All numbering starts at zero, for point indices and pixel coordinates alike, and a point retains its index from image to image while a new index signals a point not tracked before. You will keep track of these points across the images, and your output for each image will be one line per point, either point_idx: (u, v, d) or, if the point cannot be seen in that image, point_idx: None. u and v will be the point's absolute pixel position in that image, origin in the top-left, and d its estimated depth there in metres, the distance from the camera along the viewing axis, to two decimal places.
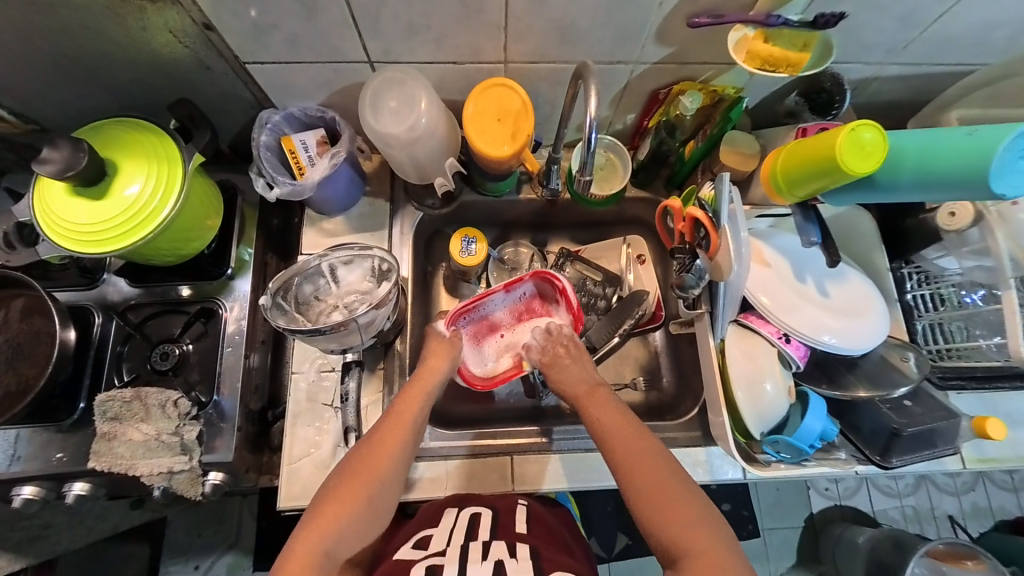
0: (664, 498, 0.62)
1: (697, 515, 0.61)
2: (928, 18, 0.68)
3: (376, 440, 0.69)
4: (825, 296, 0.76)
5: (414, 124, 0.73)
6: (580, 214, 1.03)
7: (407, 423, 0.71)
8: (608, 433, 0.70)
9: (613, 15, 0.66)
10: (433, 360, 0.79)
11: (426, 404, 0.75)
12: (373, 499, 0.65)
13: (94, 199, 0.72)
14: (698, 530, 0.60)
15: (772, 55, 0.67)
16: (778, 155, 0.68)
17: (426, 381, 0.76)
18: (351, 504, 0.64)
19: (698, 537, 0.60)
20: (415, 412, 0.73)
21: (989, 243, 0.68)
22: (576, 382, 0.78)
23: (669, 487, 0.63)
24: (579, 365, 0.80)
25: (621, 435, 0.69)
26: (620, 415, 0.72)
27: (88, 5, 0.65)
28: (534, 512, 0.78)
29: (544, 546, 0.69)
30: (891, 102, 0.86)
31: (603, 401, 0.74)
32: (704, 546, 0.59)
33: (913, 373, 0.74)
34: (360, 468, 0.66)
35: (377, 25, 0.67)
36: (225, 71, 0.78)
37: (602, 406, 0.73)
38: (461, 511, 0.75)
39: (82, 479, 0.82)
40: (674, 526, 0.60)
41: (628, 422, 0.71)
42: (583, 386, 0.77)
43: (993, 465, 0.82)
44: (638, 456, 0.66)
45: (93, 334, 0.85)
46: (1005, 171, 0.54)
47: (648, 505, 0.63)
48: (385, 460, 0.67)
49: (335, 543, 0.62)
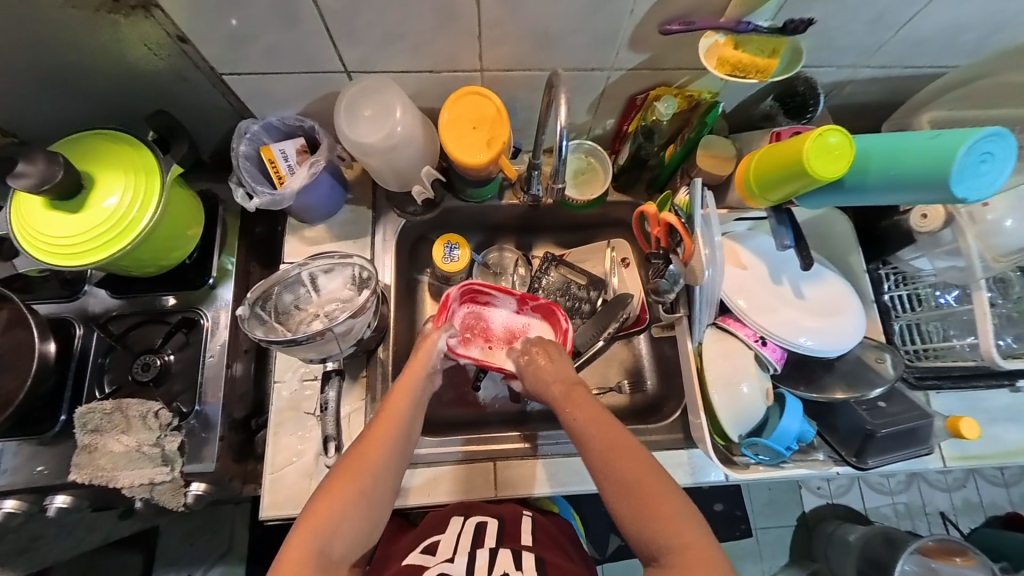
0: (644, 496, 0.62)
1: (679, 509, 0.61)
2: (897, 21, 0.69)
3: (370, 434, 0.68)
4: (802, 297, 0.76)
5: (390, 132, 0.73)
6: (563, 217, 1.01)
7: (396, 418, 0.70)
8: (583, 433, 0.69)
9: (586, 21, 0.66)
10: (420, 354, 0.78)
11: (417, 397, 0.74)
12: (369, 495, 0.63)
13: (72, 211, 0.72)
14: (681, 525, 0.59)
15: (741, 61, 0.67)
16: (751, 159, 0.68)
17: (415, 375, 0.75)
18: (348, 501, 0.62)
19: (682, 533, 0.59)
20: (407, 405, 0.71)
21: (961, 243, 0.68)
22: (550, 385, 0.77)
23: (650, 483, 0.62)
24: (559, 365, 0.79)
25: (598, 433, 0.68)
26: (596, 413, 0.70)
27: (62, 20, 0.66)
28: (538, 523, 0.78)
29: (550, 553, 0.69)
30: (867, 104, 0.87)
31: (578, 400, 0.73)
32: (688, 541, 0.58)
33: (889, 373, 0.75)
34: (354, 464, 0.65)
35: (351, 35, 0.67)
36: (203, 82, 0.79)
37: (579, 406, 0.72)
38: (467, 518, 0.74)
39: (65, 491, 0.80)
40: (657, 523, 0.60)
41: (605, 419, 0.69)
42: (561, 387, 0.76)
43: (975, 463, 0.82)
44: (618, 453, 0.65)
45: (73, 346, 0.85)
46: (967, 174, 0.55)
47: (627, 503, 0.62)
48: (377, 455, 0.66)
49: (330, 539, 0.59)
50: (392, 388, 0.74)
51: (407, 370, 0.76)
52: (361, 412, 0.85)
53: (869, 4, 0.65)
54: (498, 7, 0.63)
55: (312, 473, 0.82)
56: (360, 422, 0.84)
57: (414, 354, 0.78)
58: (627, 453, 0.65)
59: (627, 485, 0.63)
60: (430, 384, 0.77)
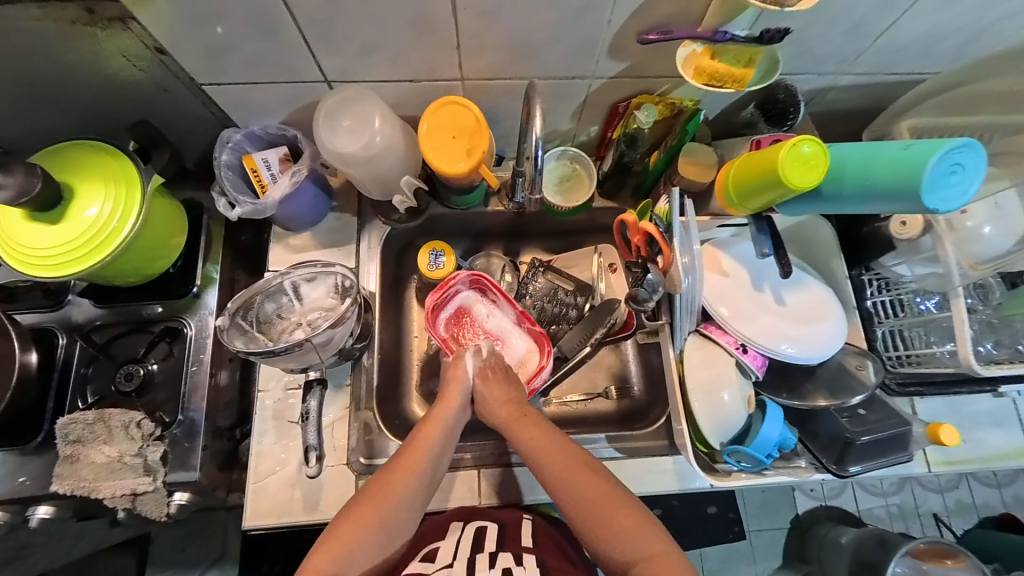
0: (603, 513, 0.64)
1: (638, 521, 0.63)
2: (875, 30, 0.69)
3: (397, 466, 0.68)
4: (783, 304, 0.77)
5: (369, 142, 0.74)
6: (550, 224, 1.01)
7: (426, 450, 0.70)
8: (534, 455, 0.70)
9: (564, 31, 0.66)
10: (451, 388, 0.78)
11: (449, 433, 0.74)
12: (389, 524, 0.65)
13: (52, 222, 0.72)
14: (642, 538, 0.61)
15: (718, 71, 0.68)
16: (730, 168, 0.68)
17: (447, 411, 0.75)
18: (369, 528, 0.63)
19: (650, 542, 0.61)
20: (438, 441, 0.72)
21: (939, 251, 0.68)
22: (497, 407, 0.77)
23: (606, 499, 0.65)
24: (504, 387, 0.79)
25: (549, 456, 0.69)
26: (546, 435, 0.72)
27: (40, 32, 0.66)
28: (539, 526, 0.77)
29: (549, 556, 0.69)
30: (849, 109, 0.87)
31: (525, 423, 0.74)
32: (649, 552, 0.60)
33: (870, 380, 0.75)
34: (379, 491, 0.66)
35: (330, 44, 0.67)
36: (184, 92, 0.79)
37: (530, 427, 0.73)
38: (467, 524, 0.74)
39: (47, 501, 0.80)
40: (618, 537, 0.62)
41: (557, 441, 0.71)
42: (510, 408, 0.76)
43: (959, 467, 0.83)
44: (573, 474, 0.67)
45: (56, 356, 0.84)
46: (937, 185, 0.55)
47: (587, 522, 0.64)
48: (402, 486, 0.67)
49: (347, 566, 0.61)
50: (422, 420, 0.74)
51: (439, 405, 0.76)
52: (344, 421, 0.85)
53: (845, 13, 0.65)
54: (475, 18, 0.64)
55: (296, 482, 0.81)
56: (343, 431, 0.84)
57: (447, 384, 0.79)
58: (581, 471, 0.67)
59: (585, 503, 0.65)
60: (461, 418, 0.77)
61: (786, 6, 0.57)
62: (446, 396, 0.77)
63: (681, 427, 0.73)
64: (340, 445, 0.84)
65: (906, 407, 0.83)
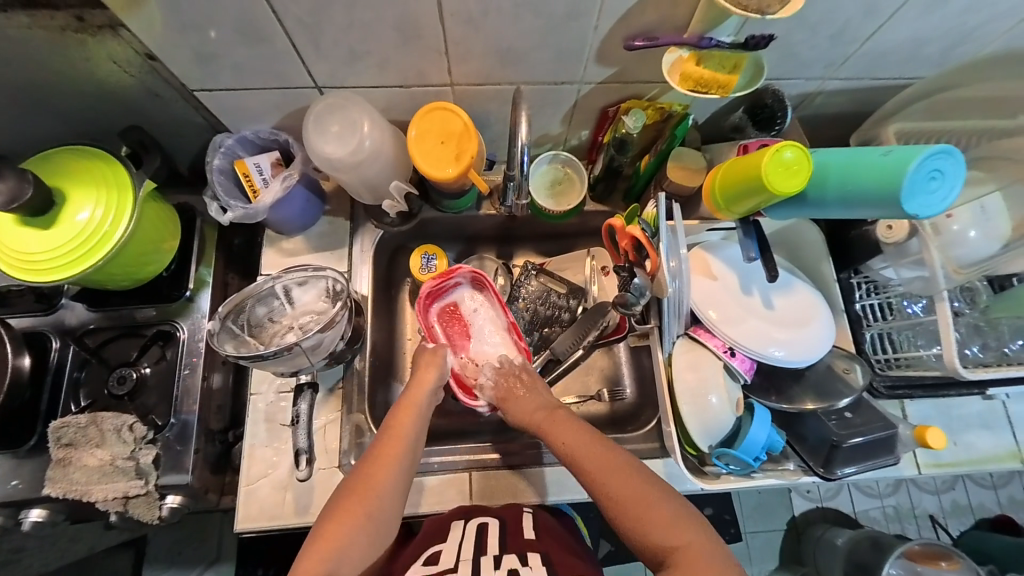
0: (636, 503, 0.63)
1: (670, 510, 0.62)
2: (860, 35, 0.69)
3: (377, 456, 0.69)
4: (771, 308, 0.77)
5: (358, 146, 0.75)
6: (541, 226, 1.01)
7: (404, 436, 0.71)
8: (567, 452, 0.71)
9: (550, 37, 0.67)
10: (422, 375, 0.80)
11: (423, 418, 0.75)
12: (375, 515, 0.65)
13: (44, 227, 0.72)
14: (675, 527, 0.61)
15: (703, 77, 0.68)
16: (717, 172, 0.69)
17: (419, 396, 0.77)
18: (355, 519, 0.63)
19: (678, 533, 0.60)
20: (413, 426, 0.73)
21: (925, 254, 0.69)
22: (532, 409, 0.79)
23: (638, 488, 0.65)
24: (534, 396, 0.82)
25: (582, 452, 0.70)
26: (578, 432, 0.73)
27: (34, 39, 0.68)
28: (539, 520, 0.75)
29: (556, 552, 0.68)
30: (837, 113, 0.88)
31: (559, 422, 0.75)
32: (685, 541, 0.60)
33: (858, 383, 0.76)
34: (361, 483, 0.66)
35: (318, 51, 0.67)
36: (175, 97, 0.80)
37: (563, 428, 0.74)
38: (468, 522, 0.73)
39: (39, 505, 0.81)
40: (653, 526, 0.61)
41: (588, 438, 0.72)
42: (542, 413, 0.78)
43: (947, 470, 0.83)
44: (604, 467, 0.67)
45: (49, 359, 0.84)
46: (917, 191, 0.56)
47: (620, 512, 0.64)
48: (385, 474, 0.67)
49: (341, 561, 0.60)
50: (396, 408, 0.76)
51: (411, 392, 0.78)
52: (336, 424, 0.85)
53: (829, 18, 0.66)
54: (462, 24, 0.64)
55: (287, 485, 0.82)
56: (335, 434, 0.84)
57: (419, 368, 0.81)
58: (612, 463, 0.68)
59: (617, 494, 0.65)
60: (435, 400, 0.78)
61: (767, 14, 0.57)
62: (418, 382, 0.79)
63: (670, 429, 0.74)
64: (331, 447, 0.84)
65: (896, 410, 0.84)
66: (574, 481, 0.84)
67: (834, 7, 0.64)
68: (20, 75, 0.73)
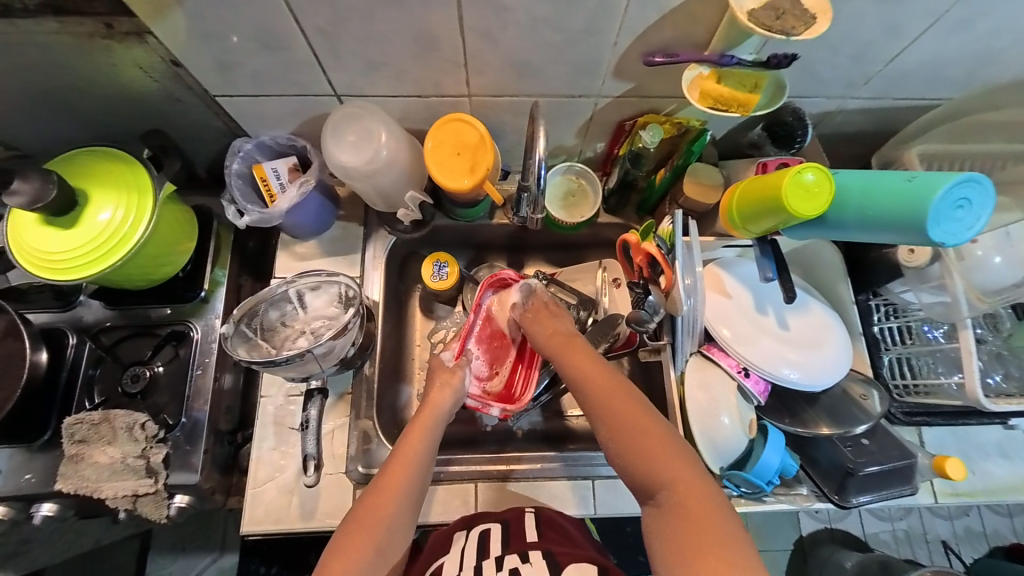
0: (641, 438, 0.63)
1: (673, 450, 0.62)
2: (882, 56, 0.69)
3: (384, 485, 0.67)
4: (785, 328, 0.76)
5: (374, 155, 0.75)
6: (552, 237, 1.00)
7: (410, 460, 0.69)
8: (583, 386, 0.71)
9: (568, 53, 0.67)
10: (434, 395, 0.79)
11: (432, 441, 0.73)
12: (385, 547, 0.64)
13: (65, 227, 0.73)
14: (674, 465, 0.60)
15: (722, 95, 0.67)
16: (734, 190, 0.68)
17: (427, 421, 0.74)
18: (362, 553, 0.62)
19: (679, 470, 0.60)
20: (421, 449, 0.71)
21: (946, 279, 0.68)
22: (549, 340, 0.79)
23: (647, 427, 0.64)
24: (555, 321, 0.82)
25: (594, 381, 0.70)
26: (594, 366, 0.72)
27: (63, 43, 0.69)
28: (544, 516, 0.74)
29: (556, 544, 0.67)
30: (856, 132, 0.87)
31: (574, 354, 0.75)
32: (682, 481, 0.59)
33: (876, 410, 0.74)
34: (367, 515, 0.65)
35: (337, 60, 0.68)
36: (195, 102, 0.82)
37: (579, 356, 0.74)
38: (470, 532, 0.72)
39: (50, 500, 0.82)
40: (652, 462, 0.61)
41: (605, 371, 0.71)
42: (562, 340, 0.78)
43: (964, 499, 0.80)
44: (615, 401, 0.67)
45: (65, 356, 0.85)
46: (943, 218, 0.55)
47: (624, 447, 0.64)
48: (390, 506, 0.65)
49: None
50: (405, 431, 0.73)
51: (422, 415, 0.76)
52: (343, 429, 0.85)
53: (850, 38, 0.65)
54: (480, 37, 0.64)
55: (293, 489, 0.82)
56: (343, 439, 0.85)
57: (432, 393, 0.79)
58: (624, 399, 0.67)
59: (622, 429, 0.65)
60: (445, 426, 0.76)
61: (792, 35, 0.56)
62: (429, 403, 0.77)
63: None
64: (338, 453, 0.84)
65: (912, 437, 0.81)
66: (578, 495, 0.84)
67: (855, 27, 0.63)
68: (49, 78, 0.75)
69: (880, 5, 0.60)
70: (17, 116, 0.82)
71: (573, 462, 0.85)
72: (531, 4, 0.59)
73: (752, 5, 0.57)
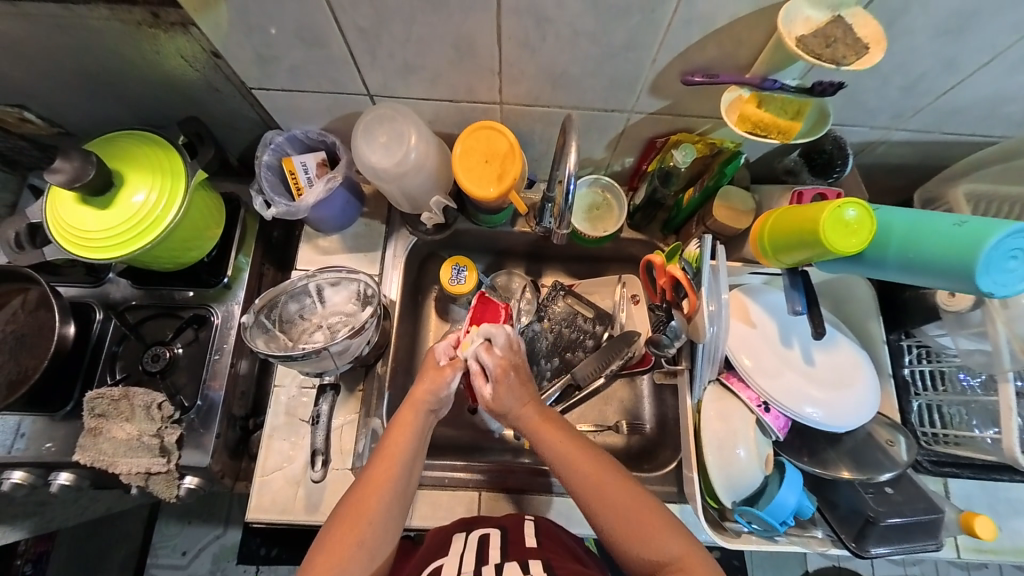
0: (635, 518, 0.61)
1: (666, 525, 0.60)
2: (935, 89, 0.66)
3: (368, 482, 0.65)
4: (811, 364, 0.73)
5: (404, 158, 0.75)
6: (573, 249, 0.99)
7: (394, 457, 0.67)
8: (562, 463, 0.66)
9: (605, 66, 0.66)
10: (419, 389, 0.73)
11: (420, 434, 0.70)
12: (368, 543, 0.62)
13: (101, 207, 0.75)
14: (671, 538, 0.59)
15: (763, 120, 0.65)
16: (767, 218, 0.66)
17: (410, 414, 0.71)
18: (351, 551, 0.61)
19: (675, 543, 0.59)
20: (408, 444, 0.68)
21: (989, 327, 0.65)
22: (524, 411, 0.71)
23: (635, 504, 0.62)
24: (517, 386, 0.72)
25: (573, 459, 0.66)
26: (574, 445, 0.67)
27: (112, 31, 0.71)
28: (542, 526, 0.73)
29: (557, 556, 0.64)
30: (898, 165, 0.83)
31: (549, 429, 0.69)
32: (682, 553, 0.58)
33: (903, 458, 0.72)
34: (355, 513, 0.63)
35: (374, 61, 0.68)
36: (233, 93, 0.84)
37: (554, 432, 0.68)
38: (469, 535, 0.70)
39: (67, 470, 0.84)
40: (649, 544, 0.59)
41: (579, 446, 0.67)
42: (534, 413, 0.71)
43: (989, 557, 0.76)
44: (601, 483, 0.64)
45: (92, 331, 0.87)
46: (994, 267, 0.52)
47: (620, 534, 0.61)
48: (376, 500, 0.64)
49: None
50: (392, 424, 0.71)
51: (403, 410, 0.72)
52: (352, 426, 0.86)
53: (903, 69, 0.62)
54: (519, 46, 0.64)
55: (299, 481, 0.83)
56: (351, 434, 0.85)
57: (420, 380, 0.74)
58: (606, 471, 0.64)
59: (614, 516, 0.62)
60: (431, 422, 0.72)
61: (841, 65, 0.54)
62: (411, 400, 0.72)
63: (692, 475, 0.71)
64: (345, 449, 0.85)
65: (937, 486, 0.78)
66: (583, 514, 0.83)
67: (910, 57, 0.61)
68: (97, 62, 0.77)
69: (934, 37, 0.58)
70: (66, 95, 0.85)
71: None
72: (574, 17, 0.58)
73: (801, 31, 0.55)
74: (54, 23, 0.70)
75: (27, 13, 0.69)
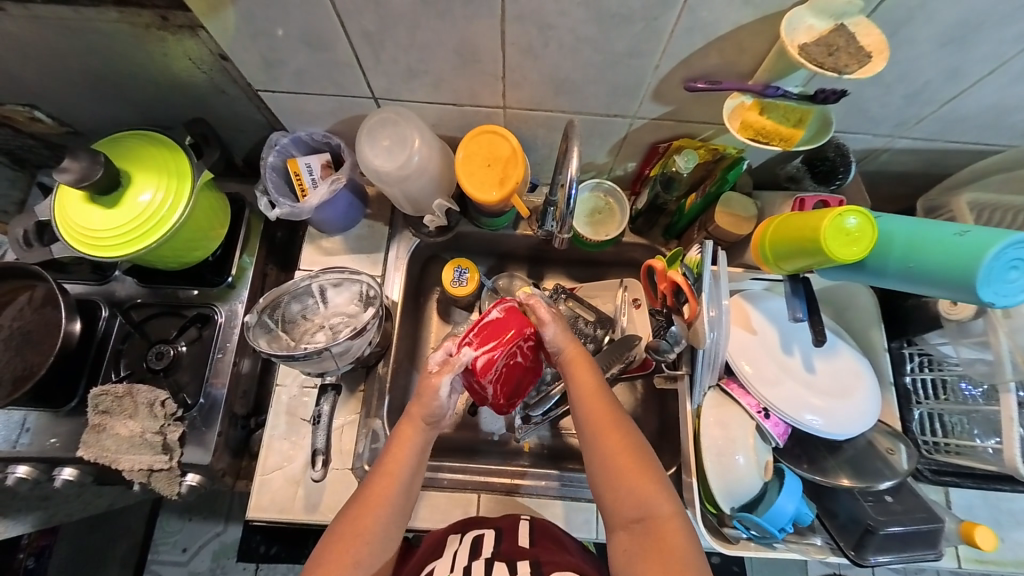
0: (629, 471, 0.61)
1: (657, 488, 0.60)
2: (939, 98, 0.66)
3: (366, 500, 0.64)
4: (812, 371, 0.73)
5: (406, 161, 0.75)
6: (574, 253, 0.99)
7: (396, 476, 0.66)
8: (577, 398, 0.68)
9: (607, 72, 0.66)
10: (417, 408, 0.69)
11: (414, 469, 0.68)
12: (363, 562, 0.62)
13: (108, 206, 0.76)
14: (659, 497, 0.60)
15: (764, 127, 0.65)
16: (767, 225, 0.66)
17: (412, 432, 0.68)
18: (346, 569, 0.61)
19: (659, 504, 0.59)
20: (403, 479, 0.66)
21: (990, 337, 0.65)
22: (564, 343, 0.72)
23: (634, 459, 0.62)
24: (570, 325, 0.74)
25: (593, 401, 0.66)
26: (597, 389, 0.67)
27: (119, 33, 0.72)
28: (538, 524, 0.74)
29: (546, 553, 0.65)
30: (901, 173, 0.83)
31: (581, 365, 0.70)
32: (664, 515, 0.58)
33: (902, 467, 0.72)
34: (349, 531, 0.63)
35: (379, 65, 0.69)
36: (239, 95, 0.85)
37: (584, 371, 0.69)
38: (463, 536, 0.71)
39: (71, 464, 0.84)
40: (638, 494, 0.60)
41: (601, 390, 0.67)
42: (572, 349, 0.72)
43: (990, 568, 0.76)
44: (609, 424, 0.64)
45: (97, 329, 0.88)
46: (994, 279, 0.52)
47: (606, 483, 0.62)
48: (371, 521, 0.63)
49: None
50: (394, 432, 0.69)
51: (403, 426, 0.69)
52: (352, 426, 0.87)
53: (907, 77, 0.62)
54: (522, 52, 0.64)
55: (299, 480, 0.83)
56: (352, 434, 0.86)
57: (417, 398, 0.70)
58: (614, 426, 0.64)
59: (607, 469, 0.62)
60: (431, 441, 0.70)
61: (843, 74, 0.54)
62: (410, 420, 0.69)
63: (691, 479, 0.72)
64: (345, 449, 0.85)
65: (938, 496, 0.78)
66: (582, 518, 0.83)
67: (914, 65, 0.61)
68: (105, 63, 0.78)
69: (938, 46, 0.58)
70: (76, 96, 0.86)
71: (581, 481, 0.84)
72: (576, 24, 0.59)
73: (804, 40, 0.55)
74: (64, 25, 0.71)
75: (37, 15, 0.69)
